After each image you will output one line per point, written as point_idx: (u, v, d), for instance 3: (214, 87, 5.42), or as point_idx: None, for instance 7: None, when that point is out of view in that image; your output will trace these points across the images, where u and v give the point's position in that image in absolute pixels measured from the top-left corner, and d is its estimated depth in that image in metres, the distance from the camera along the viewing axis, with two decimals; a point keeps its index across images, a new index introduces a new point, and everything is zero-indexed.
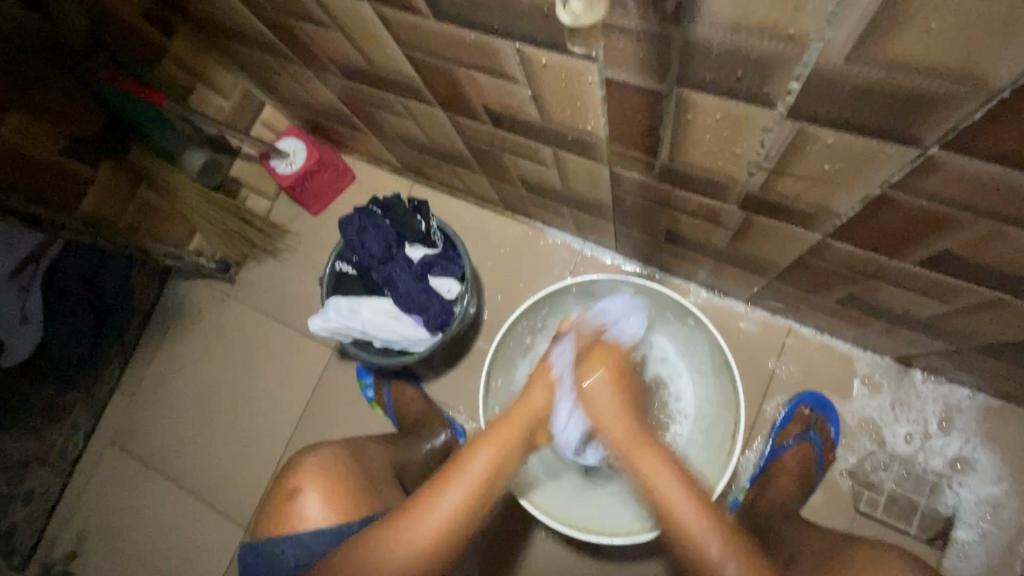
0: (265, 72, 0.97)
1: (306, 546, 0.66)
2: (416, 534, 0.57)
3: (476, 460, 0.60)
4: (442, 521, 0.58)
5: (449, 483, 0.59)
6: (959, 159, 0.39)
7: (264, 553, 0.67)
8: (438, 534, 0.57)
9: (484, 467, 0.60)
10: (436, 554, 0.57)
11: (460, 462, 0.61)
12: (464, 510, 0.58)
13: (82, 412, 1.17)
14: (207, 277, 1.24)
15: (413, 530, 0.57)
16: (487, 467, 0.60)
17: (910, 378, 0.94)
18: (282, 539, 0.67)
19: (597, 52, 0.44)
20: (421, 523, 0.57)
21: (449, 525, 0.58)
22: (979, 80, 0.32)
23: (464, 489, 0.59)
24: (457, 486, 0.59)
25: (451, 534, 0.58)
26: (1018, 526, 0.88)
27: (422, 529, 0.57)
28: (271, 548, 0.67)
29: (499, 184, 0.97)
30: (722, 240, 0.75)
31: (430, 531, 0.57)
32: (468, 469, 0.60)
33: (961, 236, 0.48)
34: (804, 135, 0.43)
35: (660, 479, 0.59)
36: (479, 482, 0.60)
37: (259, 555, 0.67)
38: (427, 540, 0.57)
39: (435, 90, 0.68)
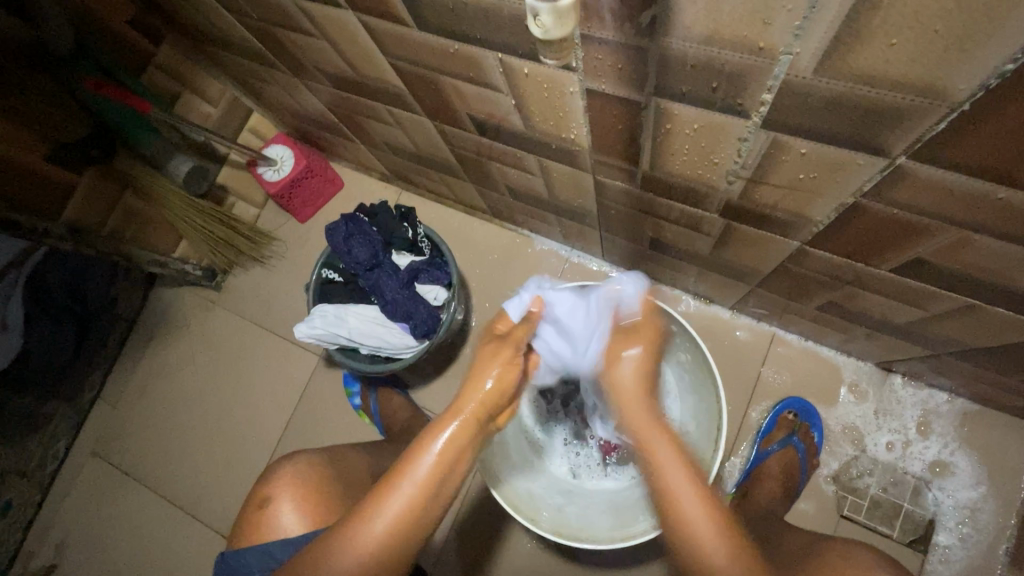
0: (252, 80, 0.98)
1: (276, 555, 0.65)
2: (364, 542, 0.54)
3: (420, 460, 0.57)
4: (389, 526, 0.54)
5: (392, 487, 0.56)
6: (926, 168, 0.40)
7: (233, 562, 0.67)
8: (388, 539, 0.54)
9: (432, 467, 0.57)
10: (387, 562, 0.55)
11: (407, 460, 0.57)
12: (411, 513, 0.55)
13: (63, 422, 1.15)
14: (193, 285, 1.23)
15: (361, 538, 0.54)
16: (435, 466, 0.57)
17: (891, 383, 0.96)
18: (253, 548, 0.66)
19: (578, 63, 0.45)
20: (368, 530, 0.54)
21: (397, 529, 0.55)
22: (941, 92, 0.33)
23: (412, 491, 0.56)
24: (402, 490, 0.56)
25: (400, 538, 0.55)
26: (996, 528, 0.90)
27: (370, 537, 0.54)
28: (243, 557, 0.67)
29: (486, 192, 0.98)
30: (705, 247, 0.76)
31: (376, 538, 0.54)
32: (414, 471, 0.56)
33: (931, 243, 0.49)
34: (778, 145, 0.45)
35: (668, 468, 0.59)
36: (428, 479, 0.56)
37: (231, 564, 0.67)
38: (376, 548, 0.54)
39: (422, 100, 0.69)
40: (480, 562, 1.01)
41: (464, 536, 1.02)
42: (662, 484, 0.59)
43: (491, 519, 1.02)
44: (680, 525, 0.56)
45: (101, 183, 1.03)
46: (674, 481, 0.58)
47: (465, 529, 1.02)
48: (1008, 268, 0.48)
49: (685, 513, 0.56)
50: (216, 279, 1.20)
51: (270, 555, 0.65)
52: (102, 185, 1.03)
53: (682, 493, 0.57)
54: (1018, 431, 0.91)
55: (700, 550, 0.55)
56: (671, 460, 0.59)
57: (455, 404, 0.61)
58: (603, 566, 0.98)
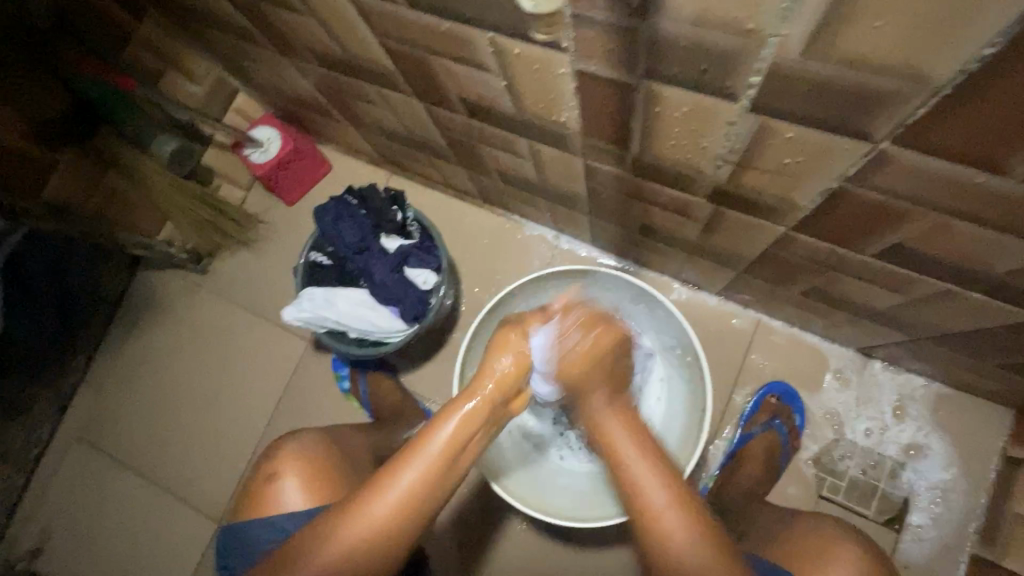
0: (238, 59, 0.96)
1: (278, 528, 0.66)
2: (373, 513, 0.54)
3: (441, 431, 0.57)
4: (399, 499, 0.55)
5: (409, 458, 0.56)
6: (907, 152, 0.41)
7: (231, 537, 0.68)
8: (397, 513, 0.55)
9: (447, 441, 0.57)
10: (394, 537, 0.55)
11: (423, 435, 0.57)
12: (422, 488, 0.55)
13: (46, 406, 1.14)
14: (179, 268, 1.21)
15: (371, 509, 0.55)
16: (449, 445, 0.57)
17: (870, 367, 0.98)
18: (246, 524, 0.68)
19: (568, 43, 0.45)
20: (380, 502, 0.55)
21: (405, 503, 0.55)
22: (923, 76, 0.34)
23: (421, 468, 0.55)
24: (416, 461, 0.56)
25: (410, 513, 0.55)
26: (966, 507, 0.93)
27: (380, 508, 0.54)
28: (236, 533, 0.68)
29: (477, 176, 0.98)
30: (693, 233, 0.77)
31: (385, 510, 0.54)
32: (431, 443, 0.56)
33: (912, 228, 0.50)
34: (766, 129, 0.45)
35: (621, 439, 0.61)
36: (441, 457, 0.56)
37: (236, 537, 0.68)
38: (385, 520, 0.54)
39: (411, 80, 0.69)
40: (469, 543, 1.02)
41: (453, 517, 1.03)
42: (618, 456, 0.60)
43: (480, 500, 1.04)
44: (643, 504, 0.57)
45: (80, 164, 1.01)
46: (635, 470, 0.58)
47: (454, 510, 1.04)
48: (983, 253, 0.50)
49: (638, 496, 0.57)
50: (202, 262, 1.19)
51: (273, 529, 0.66)
52: (81, 166, 1.01)
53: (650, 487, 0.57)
54: (988, 414, 0.94)
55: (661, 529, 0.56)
56: (632, 449, 0.60)
57: (478, 385, 0.61)
58: (590, 545, 1.00)
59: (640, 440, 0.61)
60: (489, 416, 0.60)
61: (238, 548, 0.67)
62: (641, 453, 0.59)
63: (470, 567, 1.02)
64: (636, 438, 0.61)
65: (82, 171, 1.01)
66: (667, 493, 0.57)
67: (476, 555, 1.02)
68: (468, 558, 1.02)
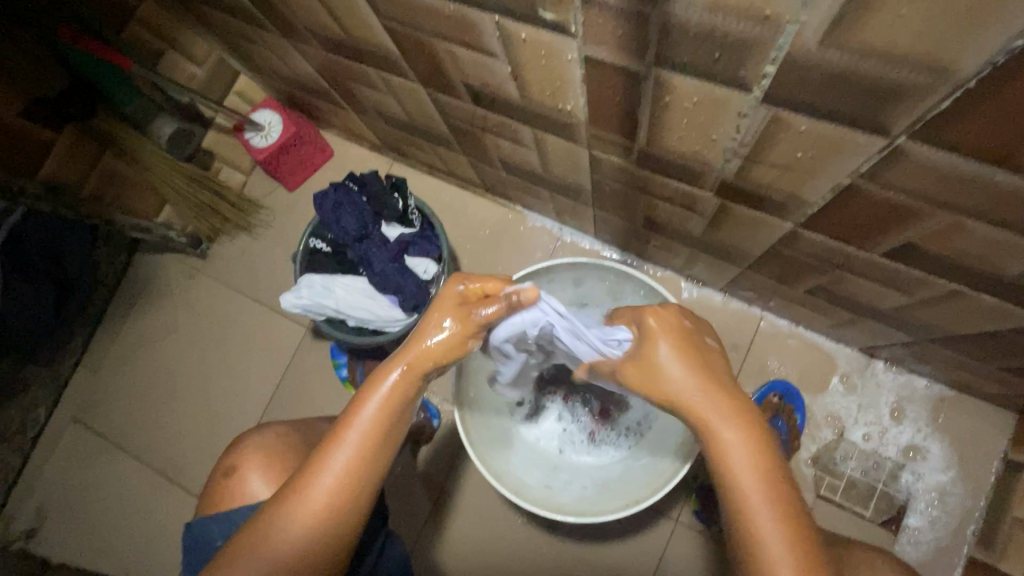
0: (239, 40, 0.94)
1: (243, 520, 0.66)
2: (314, 498, 0.54)
3: (371, 401, 0.56)
4: (335, 482, 0.54)
5: (340, 438, 0.55)
6: (925, 148, 0.39)
7: (203, 531, 0.67)
8: (332, 499, 0.54)
9: (377, 413, 0.56)
10: (337, 522, 0.55)
11: (352, 409, 0.56)
12: (357, 466, 0.55)
13: (43, 387, 1.13)
14: (178, 252, 1.20)
15: (312, 492, 0.54)
16: (378, 417, 0.55)
17: (872, 367, 0.97)
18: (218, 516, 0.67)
19: (577, 27, 0.44)
20: (317, 487, 0.54)
21: (344, 485, 0.55)
22: (946, 69, 0.33)
23: (355, 442, 0.55)
24: (351, 435, 0.55)
25: (348, 491, 0.55)
26: (963, 510, 0.92)
27: (317, 496, 0.54)
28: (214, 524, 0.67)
29: (480, 165, 0.96)
30: (698, 228, 0.76)
31: (323, 495, 0.54)
32: (360, 416, 0.55)
33: (925, 227, 0.49)
34: (778, 121, 0.44)
35: (732, 450, 0.51)
36: (372, 428, 0.55)
37: (200, 532, 0.67)
38: (322, 508, 0.54)
39: (415, 65, 0.67)
40: (464, 532, 1.02)
41: (449, 507, 1.03)
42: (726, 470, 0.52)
43: (474, 491, 1.03)
44: (745, 524, 0.50)
45: (81, 142, 1.00)
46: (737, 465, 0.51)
47: (451, 501, 1.04)
48: (996, 254, 0.48)
49: (741, 514, 0.50)
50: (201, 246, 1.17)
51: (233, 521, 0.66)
52: (81, 143, 1.00)
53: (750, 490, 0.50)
54: (990, 418, 0.94)
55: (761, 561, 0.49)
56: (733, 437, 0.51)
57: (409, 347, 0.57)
58: (585, 539, 1.00)
59: (755, 451, 0.51)
60: (414, 386, 0.57)
61: (199, 548, 0.67)
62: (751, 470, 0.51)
63: (466, 557, 1.02)
64: (748, 437, 0.51)
65: (83, 150, 1.01)
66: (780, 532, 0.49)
67: (470, 548, 1.02)
68: (462, 549, 1.02)
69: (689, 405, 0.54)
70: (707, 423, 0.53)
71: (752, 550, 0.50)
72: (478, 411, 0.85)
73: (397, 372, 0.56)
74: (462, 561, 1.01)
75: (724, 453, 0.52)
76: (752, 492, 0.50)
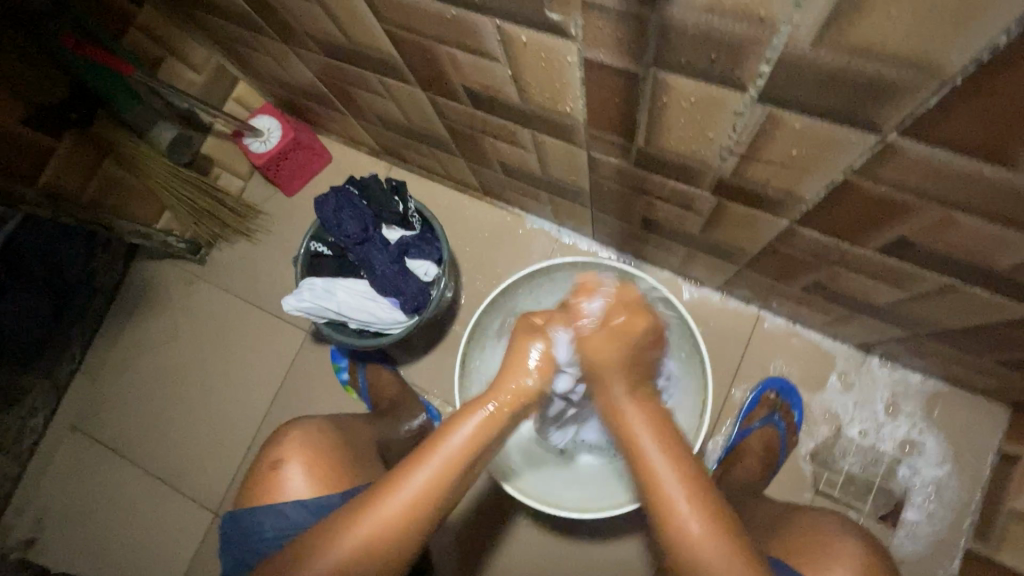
0: (238, 47, 0.95)
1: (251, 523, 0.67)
2: (389, 510, 0.55)
3: (462, 429, 0.59)
4: (413, 499, 0.56)
5: (425, 458, 0.57)
6: (915, 144, 0.41)
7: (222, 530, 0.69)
8: (407, 514, 0.55)
9: (465, 441, 0.59)
10: (398, 544, 0.55)
11: (443, 432, 0.59)
12: (436, 488, 0.56)
13: (42, 394, 1.13)
14: (176, 258, 1.21)
15: (388, 504, 0.55)
16: (469, 443, 0.59)
17: (868, 363, 0.99)
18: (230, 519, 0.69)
19: (577, 30, 0.45)
20: (395, 499, 0.55)
21: (420, 503, 0.56)
22: (934, 67, 0.34)
23: (441, 464, 0.57)
24: (434, 460, 0.57)
25: (423, 511, 0.56)
26: (960, 503, 0.94)
27: (393, 509, 0.55)
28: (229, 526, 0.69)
29: (478, 168, 0.97)
30: (695, 227, 0.77)
31: (399, 507, 0.55)
32: (451, 439, 0.59)
33: (916, 221, 0.50)
34: (774, 120, 0.45)
35: (644, 443, 0.58)
36: (463, 452, 0.58)
37: (238, 530, 0.67)
38: (394, 522, 0.55)
39: (416, 69, 0.68)
40: (466, 532, 1.03)
41: (452, 508, 1.04)
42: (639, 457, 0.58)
43: (476, 492, 1.04)
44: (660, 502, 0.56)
45: (79, 149, 1.00)
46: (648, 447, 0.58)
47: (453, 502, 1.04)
48: (986, 248, 0.50)
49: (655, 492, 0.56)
50: (200, 252, 1.18)
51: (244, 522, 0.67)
52: (80, 151, 1.00)
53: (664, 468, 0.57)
54: (985, 411, 0.95)
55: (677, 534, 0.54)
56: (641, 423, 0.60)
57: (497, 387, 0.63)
58: (587, 537, 1.01)
59: (663, 436, 0.59)
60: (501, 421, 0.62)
61: (235, 546, 0.67)
62: (658, 447, 0.58)
63: (469, 558, 1.02)
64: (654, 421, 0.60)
65: (81, 157, 1.01)
66: (691, 502, 0.55)
67: (474, 550, 1.02)
68: (465, 550, 1.02)
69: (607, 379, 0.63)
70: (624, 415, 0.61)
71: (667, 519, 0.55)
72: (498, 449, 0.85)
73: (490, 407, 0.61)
74: (466, 562, 1.02)
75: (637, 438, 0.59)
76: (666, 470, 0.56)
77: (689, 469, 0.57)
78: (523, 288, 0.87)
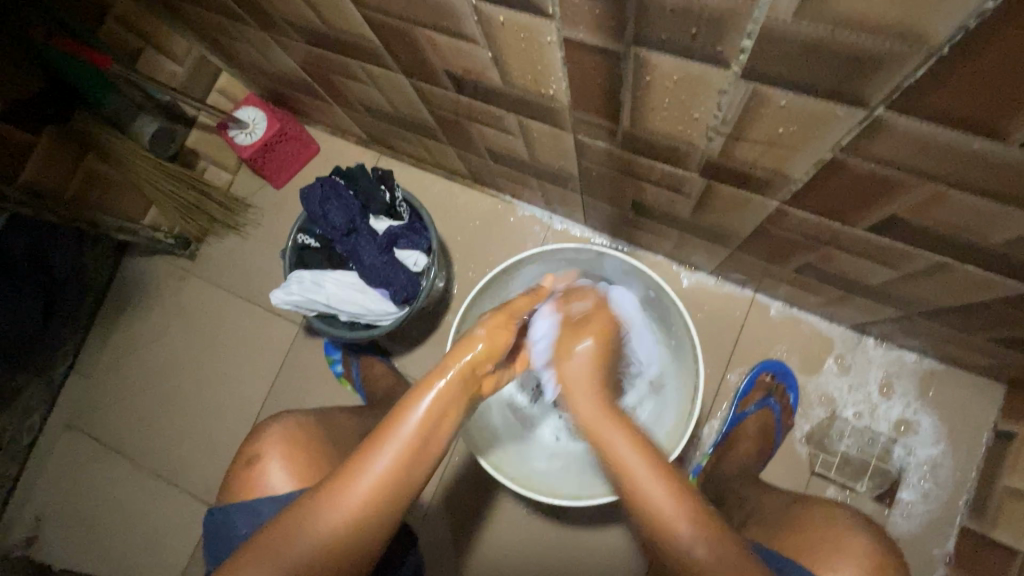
0: (218, 36, 0.93)
1: (234, 522, 0.67)
2: (354, 495, 0.53)
3: (418, 407, 0.57)
4: (376, 482, 0.54)
5: (382, 440, 0.55)
6: (903, 119, 0.40)
7: (211, 525, 0.69)
8: (372, 498, 0.54)
9: (423, 419, 0.56)
10: (370, 527, 0.54)
11: (401, 411, 0.57)
12: (399, 469, 0.55)
13: (36, 394, 1.12)
14: (166, 254, 1.20)
15: (350, 491, 0.53)
16: (425, 419, 0.56)
17: (863, 344, 0.98)
18: (213, 517, 0.69)
19: (554, 9, 0.44)
20: (356, 486, 0.54)
21: (383, 484, 0.54)
22: (920, 36, 0.33)
23: (399, 445, 0.55)
24: (392, 442, 0.55)
25: (390, 493, 0.54)
26: (955, 481, 0.94)
27: (357, 494, 0.53)
28: (216, 520, 0.69)
29: (467, 155, 0.96)
30: (686, 210, 0.76)
31: (362, 494, 0.53)
32: (402, 429, 0.56)
33: (908, 199, 0.49)
34: (759, 97, 0.44)
35: (625, 455, 0.59)
36: (418, 431, 0.56)
37: (223, 521, 0.68)
38: (361, 505, 0.53)
39: (397, 55, 0.66)
40: (465, 522, 1.03)
41: (450, 497, 1.04)
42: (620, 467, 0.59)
43: (474, 480, 1.04)
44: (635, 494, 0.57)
45: (61, 145, 0.98)
46: (621, 451, 0.59)
47: (451, 491, 1.04)
48: (979, 224, 0.49)
49: (632, 489, 0.57)
50: (189, 247, 1.17)
51: (230, 521, 0.67)
52: (62, 147, 0.98)
53: (636, 467, 0.58)
54: (981, 389, 0.95)
55: (658, 525, 0.55)
56: (617, 434, 0.60)
57: (453, 357, 0.61)
58: (584, 523, 1.01)
59: (637, 442, 0.60)
60: (461, 391, 0.60)
61: (221, 531, 0.67)
62: (636, 454, 0.59)
63: (467, 546, 1.03)
64: (626, 429, 0.61)
65: (61, 152, 0.98)
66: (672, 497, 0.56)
67: (473, 538, 1.03)
68: (465, 538, 1.03)
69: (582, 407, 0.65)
70: (595, 424, 0.63)
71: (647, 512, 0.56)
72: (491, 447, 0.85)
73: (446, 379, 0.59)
74: (465, 551, 1.02)
75: (613, 449, 0.60)
76: (641, 470, 0.57)
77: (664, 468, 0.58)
78: (516, 278, 0.87)
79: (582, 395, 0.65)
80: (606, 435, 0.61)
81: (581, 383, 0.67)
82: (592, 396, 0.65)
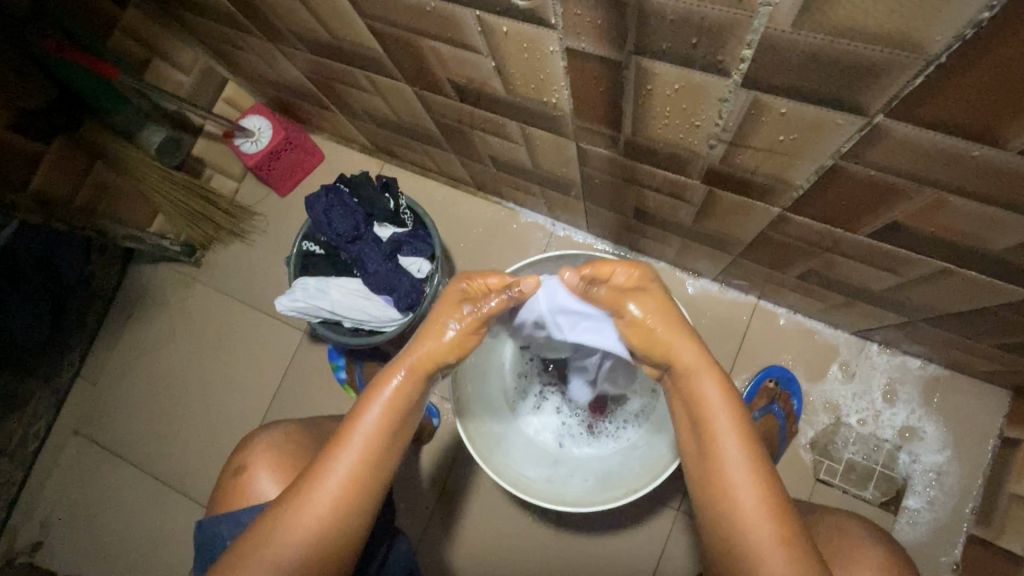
0: (222, 45, 0.94)
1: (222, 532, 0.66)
2: (317, 501, 0.54)
3: (372, 408, 0.57)
4: (338, 485, 0.54)
5: (342, 443, 0.56)
6: (900, 126, 0.40)
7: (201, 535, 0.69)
8: (336, 502, 0.54)
9: (379, 418, 0.57)
10: (339, 531, 0.54)
11: (355, 413, 0.57)
12: (360, 471, 0.55)
13: (42, 401, 1.13)
14: (172, 261, 1.21)
15: (313, 497, 0.54)
16: (381, 420, 0.57)
17: (867, 350, 0.98)
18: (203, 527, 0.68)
19: (557, 20, 0.44)
20: (319, 492, 0.54)
21: (348, 486, 0.54)
22: (916, 45, 0.33)
23: (358, 448, 0.55)
24: (351, 444, 0.55)
25: (353, 497, 0.55)
26: (961, 489, 0.93)
27: (321, 499, 0.54)
28: (205, 529, 0.68)
29: (470, 162, 0.97)
30: (688, 217, 0.76)
31: (327, 497, 0.54)
32: (363, 421, 0.56)
33: (908, 205, 0.49)
34: (759, 105, 0.44)
35: (716, 403, 0.56)
36: (374, 433, 0.56)
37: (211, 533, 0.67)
38: (326, 509, 0.54)
39: (401, 64, 0.67)
40: (467, 527, 1.03)
41: (453, 502, 1.04)
42: (709, 430, 0.55)
43: (478, 486, 1.04)
44: (718, 465, 0.54)
45: (70, 156, 1.00)
46: (716, 416, 0.55)
47: (454, 497, 1.04)
48: (979, 230, 0.49)
49: (720, 460, 0.54)
50: (195, 254, 1.18)
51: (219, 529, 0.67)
52: (71, 158, 1.00)
53: (727, 438, 0.54)
54: (985, 395, 0.94)
55: (736, 517, 0.52)
56: (712, 389, 0.56)
57: (406, 353, 0.59)
58: (587, 530, 1.00)
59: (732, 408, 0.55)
60: (417, 387, 0.59)
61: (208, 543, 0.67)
62: (725, 407, 0.55)
63: (469, 552, 1.02)
64: (725, 394, 0.56)
65: (72, 163, 1.00)
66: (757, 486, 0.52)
67: (475, 543, 1.02)
68: (467, 544, 1.03)
69: (680, 359, 0.58)
70: (688, 378, 0.57)
71: (728, 491, 0.53)
72: (495, 442, 0.85)
73: (399, 377, 0.58)
74: (468, 557, 1.02)
75: (706, 405, 0.56)
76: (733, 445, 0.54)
77: (769, 479, 0.53)
78: None
79: (675, 347, 0.58)
80: (701, 390, 0.56)
81: (673, 336, 0.58)
82: (689, 347, 0.58)
